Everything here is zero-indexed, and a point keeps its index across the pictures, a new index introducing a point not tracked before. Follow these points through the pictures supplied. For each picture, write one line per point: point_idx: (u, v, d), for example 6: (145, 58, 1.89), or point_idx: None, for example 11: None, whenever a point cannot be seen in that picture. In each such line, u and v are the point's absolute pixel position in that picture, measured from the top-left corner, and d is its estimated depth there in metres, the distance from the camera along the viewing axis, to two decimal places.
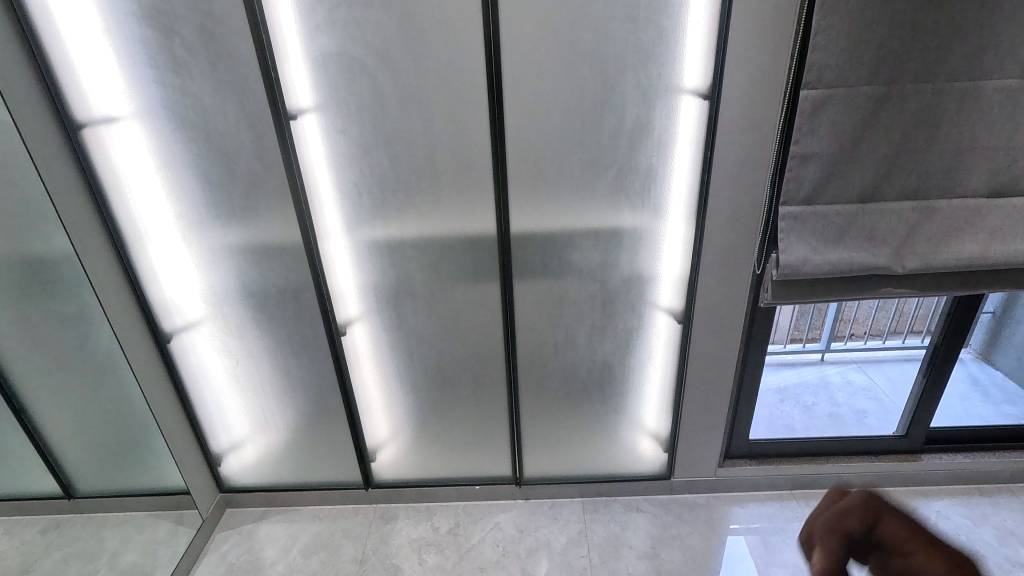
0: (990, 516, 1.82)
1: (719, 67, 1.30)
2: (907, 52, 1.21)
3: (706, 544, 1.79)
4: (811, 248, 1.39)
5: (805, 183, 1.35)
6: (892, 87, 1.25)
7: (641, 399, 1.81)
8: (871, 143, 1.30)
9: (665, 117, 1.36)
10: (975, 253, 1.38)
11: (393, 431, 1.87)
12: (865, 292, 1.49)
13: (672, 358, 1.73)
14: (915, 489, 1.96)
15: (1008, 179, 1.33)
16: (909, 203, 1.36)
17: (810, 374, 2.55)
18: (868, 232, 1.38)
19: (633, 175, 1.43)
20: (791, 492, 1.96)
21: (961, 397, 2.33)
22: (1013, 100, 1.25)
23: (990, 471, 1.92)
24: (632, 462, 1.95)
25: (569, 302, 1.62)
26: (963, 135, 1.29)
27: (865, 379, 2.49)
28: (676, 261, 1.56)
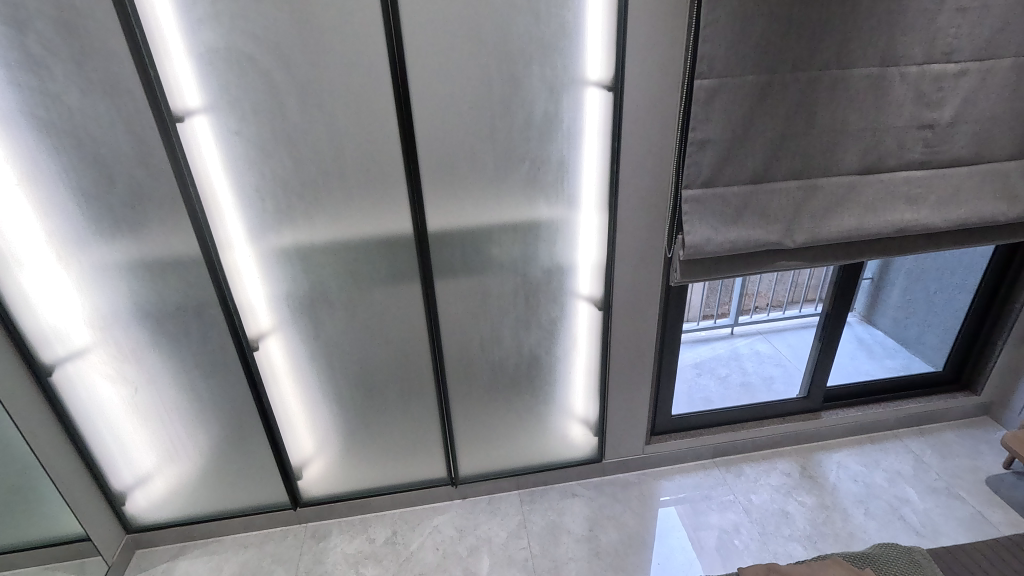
0: (880, 461, 2.04)
1: (619, 59, 1.34)
2: (784, 43, 1.31)
3: (640, 520, 1.86)
4: (713, 229, 1.47)
5: (705, 168, 1.42)
6: (774, 76, 1.34)
7: (570, 387, 1.84)
8: (759, 129, 1.39)
9: (573, 109, 1.39)
10: (852, 225, 1.52)
11: (320, 445, 1.79)
12: (764, 267, 1.60)
13: (595, 344, 1.77)
14: (819, 445, 2.14)
15: (877, 157, 1.48)
16: (795, 182, 1.48)
17: (722, 348, 2.72)
18: (762, 211, 1.48)
19: (545, 167, 1.45)
20: (712, 460, 2.08)
21: (850, 356, 2.58)
22: (874, 86, 1.39)
23: (879, 420, 2.14)
24: (565, 449, 1.98)
25: (492, 297, 1.62)
26: (836, 119, 1.41)
27: (769, 348, 2.69)
28: (593, 250, 1.60)
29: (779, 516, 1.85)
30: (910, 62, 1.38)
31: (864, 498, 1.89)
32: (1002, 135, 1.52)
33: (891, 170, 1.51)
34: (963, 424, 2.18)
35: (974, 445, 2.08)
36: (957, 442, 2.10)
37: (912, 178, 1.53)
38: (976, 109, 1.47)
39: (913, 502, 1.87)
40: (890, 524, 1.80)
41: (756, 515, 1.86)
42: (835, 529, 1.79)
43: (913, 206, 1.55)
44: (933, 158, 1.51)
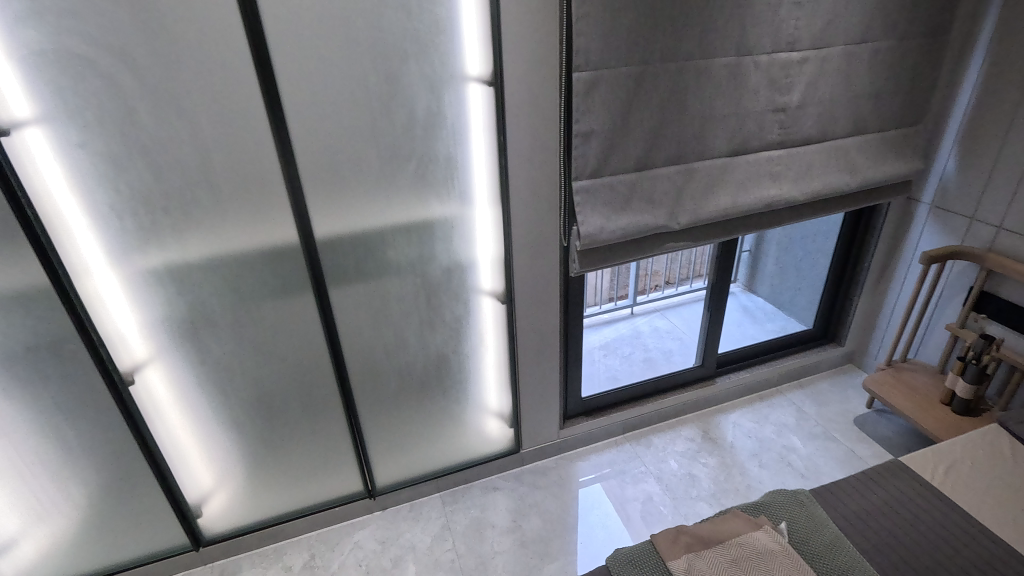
0: (769, 416, 2.23)
1: (497, 55, 1.34)
2: (651, 36, 1.37)
3: (561, 503, 1.91)
4: (604, 217, 1.52)
5: (591, 158, 1.46)
6: (645, 67, 1.40)
7: (481, 383, 1.85)
8: (637, 118, 1.45)
9: (456, 106, 1.38)
10: (726, 204, 1.65)
11: (219, 476, 1.66)
12: (654, 249, 1.68)
13: (502, 338, 1.78)
14: (716, 408, 2.30)
15: (742, 139, 1.61)
16: (673, 167, 1.56)
17: (624, 328, 2.85)
18: (646, 196, 1.55)
19: (433, 165, 1.43)
20: (624, 436, 2.18)
21: (737, 322, 2.80)
22: (732, 74, 1.51)
23: (765, 379, 2.34)
24: (483, 445, 1.99)
25: (392, 301, 1.58)
26: (703, 106, 1.51)
27: (667, 323, 2.86)
28: (490, 244, 1.61)
29: (687, 480, 1.98)
30: (761, 51, 1.51)
31: (757, 452, 2.07)
32: (841, 114, 1.71)
33: (755, 151, 1.65)
34: (833, 373, 2.45)
35: (843, 391, 2.35)
36: (830, 390, 2.35)
37: (772, 157, 1.67)
38: (819, 93, 1.64)
39: (798, 448, 2.08)
40: (781, 471, 1.98)
41: (666, 481, 1.98)
42: (735, 484, 1.94)
43: (775, 183, 1.70)
44: (789, 138, 1.67)
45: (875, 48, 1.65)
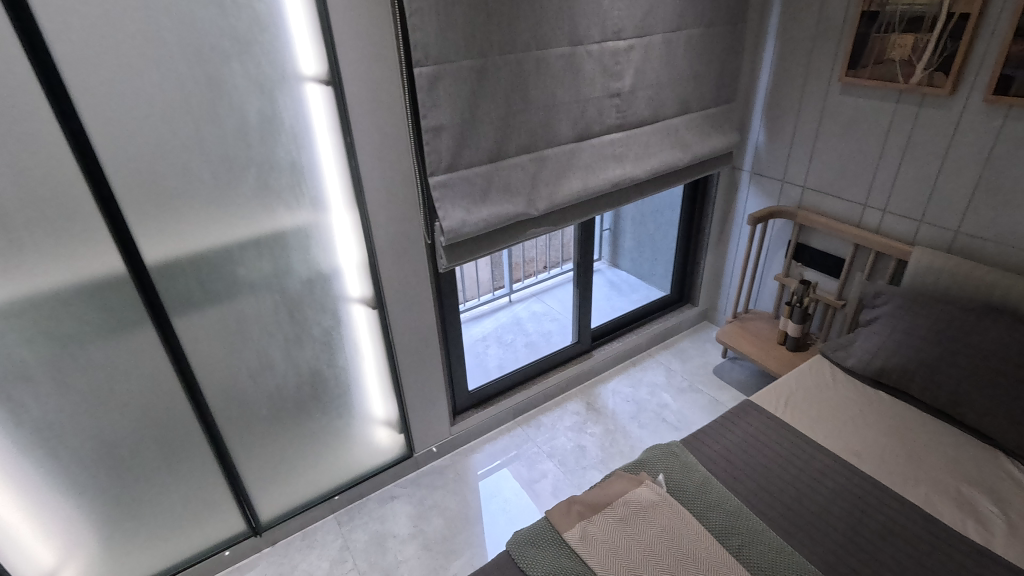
0: (643, 379, 2.41)
1: (332, 52, 1.28)
2: (487, 29, 1.40)
3: (461, 499, 1.91)
4: (465, 210, 1.53)
5: (443, 153, 1.45)
6: (486, 60, 1.42)
7: (363, 393, 1.78)
8: (484, 110, 1.47)
9: (293, 108, 1.30)
10: (578, 187, 1.73)
11: (62, 550, 1.44)
12: (518, 237, 1.72)
13: (378, 344, 1.73)
14: (597, 379, 2.44)
15: (585, 124, 1.70)
16: (525, 156, 1.61)
17: (504, 316, 2.90)
18: (503, 186, 1.58)
19: (276, 173, 1.34)
20: (515, 421, 2.23)
21: (607, 296, 2.98)
22: (568, 64, 1.58)
23: (636, 345, 2.52)
24: (373, 456, 1.92)
25: (250, 322, 1.46)
26: (545, 95, 1.57)
27: (543, 306, 2.96)
28: (352, 250, 1.54)
29: (577, 452, 2.08)
30: (591, 40, 1.60)
31: (636, 413, 2.23)
32: (667, 97, 1.88)
33: (598, 135, 1.75)
34: (692, 331, 2.70)
35: (702, 346, 2.60)
36: (691, 347, 2.60)
37: (614, 140, 1.79)
38: (647, 77, 1.78)
39: (670, 404, 2.27)
40: (657, 427, 2.16)
41: (559, 457, 2.06)
42: (620, 447, 2.08)
43: (619, 163, 1.82)
44: (626, 120, 1.79)
45: (688, 35, 1.83)
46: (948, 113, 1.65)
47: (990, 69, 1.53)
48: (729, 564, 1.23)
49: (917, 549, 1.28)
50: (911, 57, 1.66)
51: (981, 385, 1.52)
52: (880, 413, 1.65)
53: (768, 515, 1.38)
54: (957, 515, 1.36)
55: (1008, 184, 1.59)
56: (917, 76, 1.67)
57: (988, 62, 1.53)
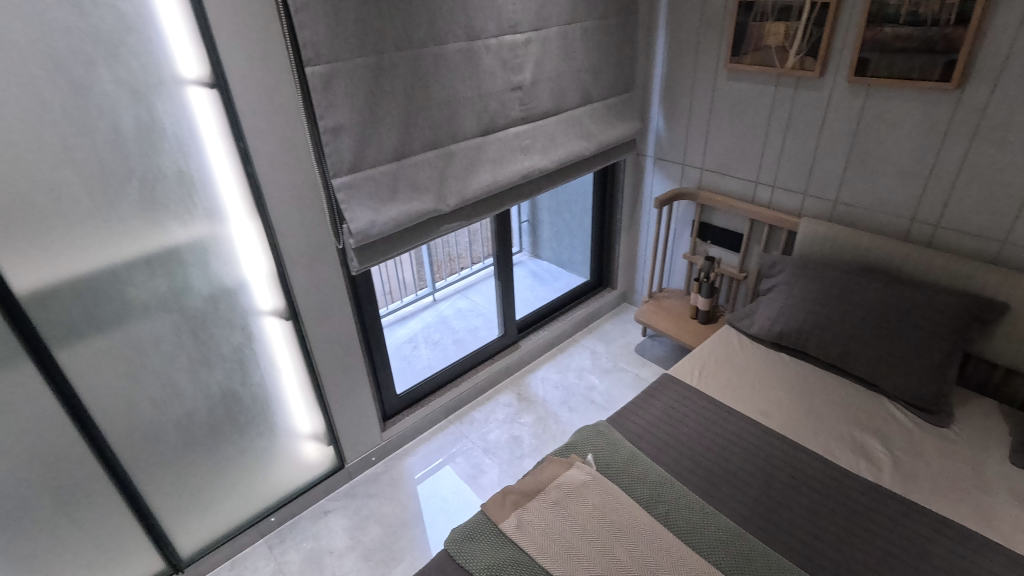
0: (571, 365, 2.48)
1: (214, 53, 1.21)
2: (380, 25, 1.37)
3: (398, 505, 1.88)
4: (373, 210, 1.49)
5: (345, 154, 1.41)
6: (381, 57, 1.39)
7: (285, 408, 1.71)
8: (384, 108, 1.45)
9: (175, 114, 1.21)
10: (488, 180, 1.74)
11: None
12: (432, 234, 1.71)
13: (296, 356, 1.67)
14: (526, 369, 2.47)
15: (489, 118, 1.71)
16: (431, 152, 1.60)
17: (430, 315, 2.87)
18: (411, 184, 1.57)
19: (162, 184, 1.25)
20: (447, 419, 2.23)
21: (530, 287, 3.02)
22: (467, 58, 1.58)
23: (562, 332, 2.58)
24: (302, 473, 1.85)
25: (148, 346, 1.36)
26: (447, 90, 1.57)
27: (468, 302, 2.95)
28: (257, 261, 1.47)
29: (511, 443, 2.11)
30: (488, 35, 1.61)
31: (566, 398, 2.29)
32: (568, 88, 1.92)
33: (503, 128, 1.77)
34: (613, 314, 2.80)
35: (623, 327, 2.70)
36: (613, 328, 2.69)
37: (519, 132, 1.81)
38: (546, 70, 1.82)
39: (597, 386, 2.35)
40: (586, 409, 2.23)
41: (494, 451, 2.08)
42: (552, 432, 2.13)
43: (527, 155, 1.85)
44: (529, 113, 1.82)
45: (582, 27, 1.88)
46: (819, 94, 1.81)
47: (850, 53, 1.69)
48: (658, 531, 1.29)
49: (819, 492, 1.41)
50: (784, 43, 1.81)
51: (864, 339, 1.69)
52: (783, 374, 1.79)
53: (690, 479, 1.47)
54: (851, 458, 1.50)
55: (873, 157, 1.76)
56: (790, 60, 1.81)
57: (848, 46, 1.69)
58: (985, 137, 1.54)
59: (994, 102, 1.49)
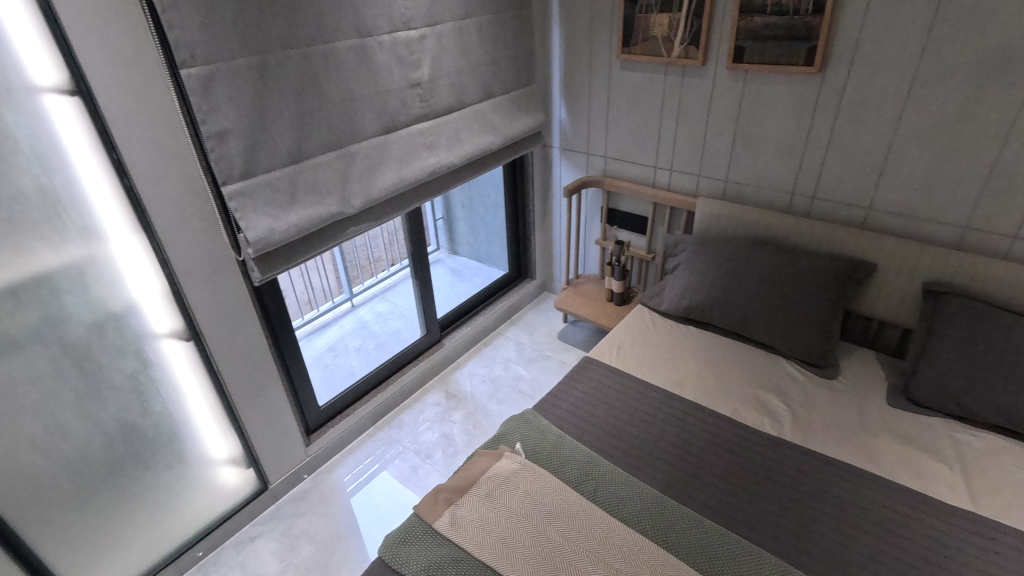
0: (497, 357, 2.50)
1: (72, 57, 1.10)
2: (261, 22, 1.30)
3: (330, 519, 1.83)
4: (271, 217, 1.43)
5: (235, 159, 1.34)
6: (266, 56, 1.33)
7: (196, 435, 1.60)
8: (275, 110, 1.38)
9: (31, 125, 1.10)
10: (393, 179, 1.72)
11: None
12: (339, 238, 1.66)
13: (203, 379, 1.56)
14: (453, 367, 2.47)
15: (389, 116, 1.68)
16: (331, 154, 1.55)
17: (349, 322, 2.78)
18: (311, 187, 1.51)
19: (23, 204, 1.13)
20: (375, 425, 2.18)
21: (451, 284, 3.00)
22: (360, 55, 1.54)
23: (485, 326, 2.60)
24: (221, 500, 1.75)
25: (23, 384, 1.22)
26: (341, 89, 1.52)
27: (388, 305, 2.90)
28: (147, 280, 1.37)
29: (443, 442, 2.10)
30: (380, 31, 1.58)
31: (494, 391, 2.31)
32: (469, 83, 1.93)
33: (405, 126, 1.74)
34: (534, 304, 2.85)
35: (545, 315, 2.76)
36: (535, 318, 2.74)
37: (422, 129, 1.80)
38: (444, 66, 1.81)
39: (524, 375, 2.39)
40: (514, 399, 2.26)
41: (425, 451, 2.06)
42: (482, 426, 2.15)
43: (432, 152, 1.84)
44: (431, 109, 1.81)
45: (477, 22, 1.89)
46: (704, 80, 1.93)
47: (727, 42, 1.82)
48: (588, 509, 1.34)
49: (731, 452, 1.51)
50: (669, 33, 1.91)
51: (759, 306, 1.83)
52: (692, 345, 1.90)
53: (615, 454, 1.53)
54: (756, 417, 1.62)
55: (754, 137, 1.91)
56: (676, 50, 1.92)
57: (725, 35, 1.81)
58: (845, 115, 1.70)
59: (851, 83, 1.66)
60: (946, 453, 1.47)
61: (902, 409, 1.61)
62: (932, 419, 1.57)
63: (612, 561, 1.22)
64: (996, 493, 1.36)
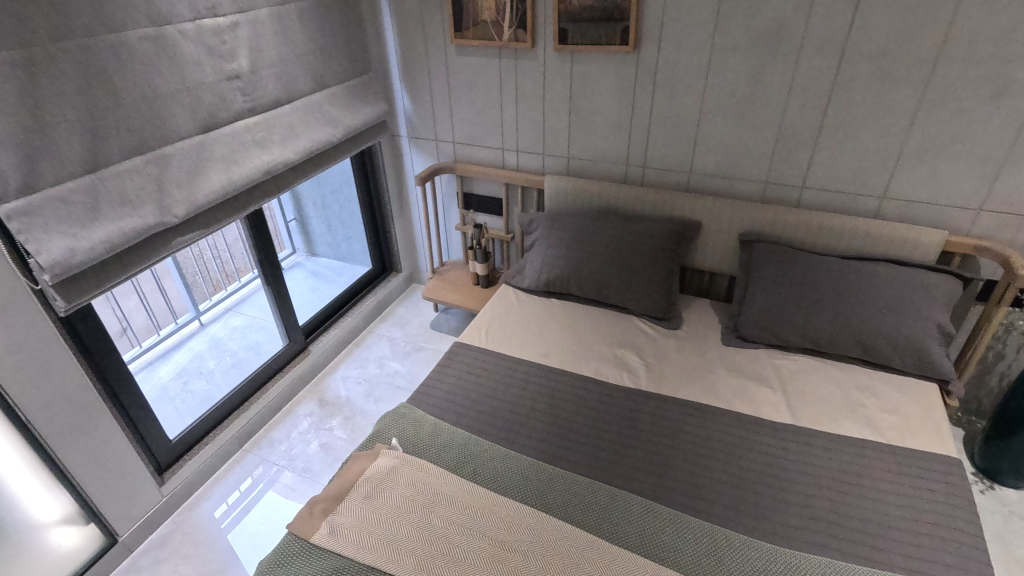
0: (370, 356, 2.43)
1: None
2: (20, 11, 1.11)
3: (201, 559, 1.67)
4: (69, 237, 1.24)
5: (10, 173, 1.14)
6: (34, 51, 1.14)
7: (8, 497, 1.40)
8: (55, 113, 1.20)
9: None
10: (222, 182, 1.58)
11: None
12: (165, 251, 1.50)
13: (10, 433, 1.35)
14: (324, 373, 2.35)
15: (206, 113, 1.53)
16: (137, 159, 1.38)
17: (200, 343, 2.53)
18: (119, 199, 1.34)
19: None
20: (242, 449, 2.02)
21: (312, 287, 2.85)
22: (159, 46, 1.38)
23: (354, 327, 2.50)
24: (59, 566, 1.53)
25: None
26: (140, 85, 1.36)
27: (243, 319, 2.66)
28: None
29: (321, 452, 2.01)
30: (181, 19, 1.43)
31: (370, 391, 2.25)
32: (296, 73, 1.82)
33: (227, 122, 1.60)
34: (404, 296, 2.81)
35: (416, 307, 2.73)
36: (406, 311, 2.70)
37: (249, 125, 1.66)
38: (265, 55, 1.68)
39: (399, 370, 2.35)
40: (392, 395, 2.22)
41: (302, 466, 1.96)
42: (361, 428, 2.09)
43: (264, 149, 1.71)
44: (256, 103, 1.68)
45: (296, 8, 1.78)
46: (535, 62, 2.00)
47: (551, 24, 1.90)
48: (471, 489, 1.36)
49: (597, 410, 1.62)
50: (497, 17, 1.95)
51: (608, 272, 1.96)
52: (555, 316, 2.00)
53: (490, 432, 1.57)
54: (617, 374, 1.75)
55: (588, 114, 2.02)
56: (506, 33, 1.96)
57: (548, 18, 1.89)
58: (661, 89, 1.87)
59: (661, 59, 1.82)
60: (770, 378, 1.71)
61: (734, 346, 1.83)
62: (758, 350, 1.81)
63: (497, 534, 1.25)
64: (808, 405, 1.61)
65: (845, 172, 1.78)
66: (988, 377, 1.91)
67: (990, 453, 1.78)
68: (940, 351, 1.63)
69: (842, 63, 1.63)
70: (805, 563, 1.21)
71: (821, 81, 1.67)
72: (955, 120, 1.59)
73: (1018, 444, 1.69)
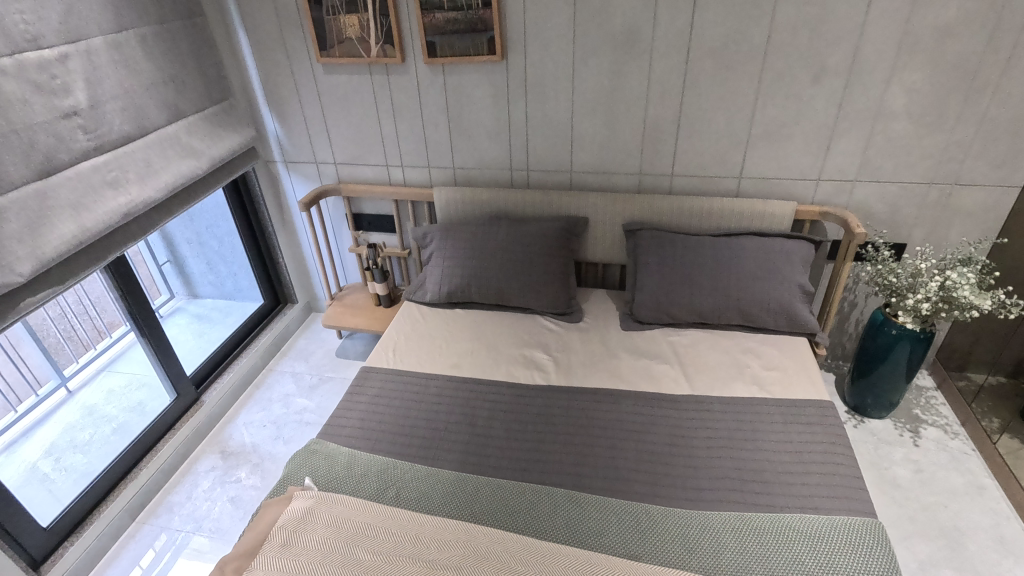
0: (273, 396, 2.29)
1: None
2: None
3: None
4: None
5: None
6: None
7: None
8: None
9: None
10: (74, 231, 1.42)
11: None
12: (11, 315, 1.32)
13: None
14: (223, 423, 2.18)
15: (43, 157, 1.37)
16: None
17: (71, 414, 2.26)
18: None
19: None
20: (136, 520, 1.83)
21: (199, 332, 2.62)
22: None
23: (250, 368, 2.35)
24: None
25: None
26: None
27: (121, 379, 2.42)
28: None
29: (230, 507, 1.86)
30: None
31: (277, 432, 2.12)
32: (146, 105, 1.68)
33: (71, 164, 1.44)
34: (303, 328, 2.67)
35: (318, 337, 2.61)
36: (308, 343, 2.57)
37: (98, 165, 1.51)
38: (106, 87, 1.54)
39: (307, 405, 2.23)
40: (302, 433, 2.11)
41: (209, 526, 1.80)
42: (272, 473, 1.96)
43: (119, 190, 1.56)
44: (102, 140, 1.53)
45: (136, 35, 1.65)
46: (408, 76, 1.99)
47: (418, 38, 1.90)
48: (396, 514, 1.33)
49: (513, 413, 1.64)
50: (362, 34, 1.92)
51: (507, 275, 2.00)
52: (461, 326, 2.00)
53: (409, 452, 1.54)
54: (527, 373, 1.79)
55: (466, 124, 2.05)
56: (374, 50, 1.94)
57: (414, 33, 1.90)
58: (533, 94, 1.94)
59: (529, 66, 1.89)
60: (667, 355, 1.82)
61: (633, 330, 1.94)
62: (654, 331, 1.92)
63: (426, 555, 1.22)
64: (704, 374, 1.74)
65: (705, 158, 1.95)
66: (846, 325, 2.17)
67: (857, 391, 2.02)
68: (805, 308, 1.83)
69: (689, 60, 1.78)
70: (715, 520, 1.31)
71: (674, 77, 1.82)
72: (788, 103, 1.80)
73: (876, 380, 1.94)
